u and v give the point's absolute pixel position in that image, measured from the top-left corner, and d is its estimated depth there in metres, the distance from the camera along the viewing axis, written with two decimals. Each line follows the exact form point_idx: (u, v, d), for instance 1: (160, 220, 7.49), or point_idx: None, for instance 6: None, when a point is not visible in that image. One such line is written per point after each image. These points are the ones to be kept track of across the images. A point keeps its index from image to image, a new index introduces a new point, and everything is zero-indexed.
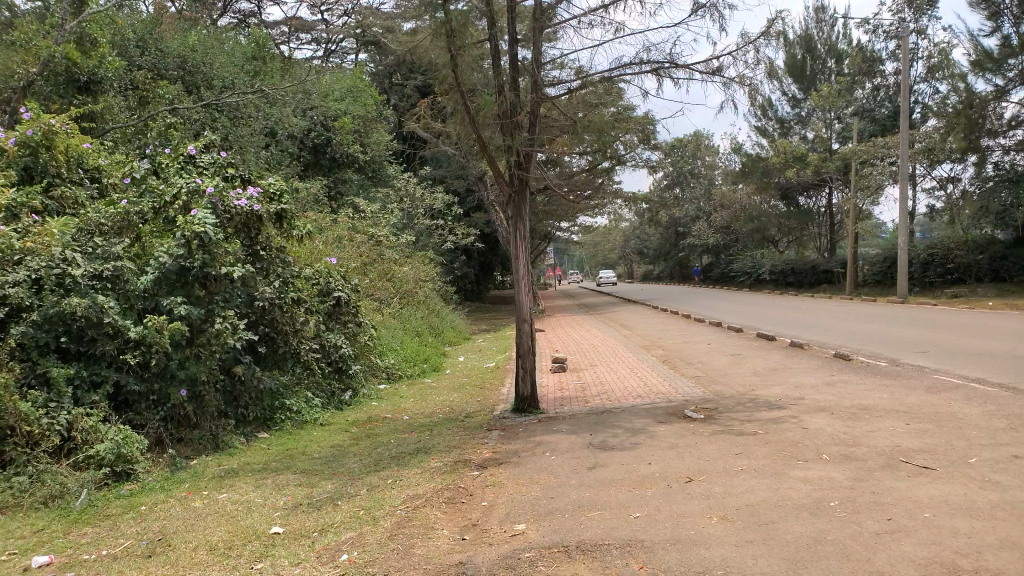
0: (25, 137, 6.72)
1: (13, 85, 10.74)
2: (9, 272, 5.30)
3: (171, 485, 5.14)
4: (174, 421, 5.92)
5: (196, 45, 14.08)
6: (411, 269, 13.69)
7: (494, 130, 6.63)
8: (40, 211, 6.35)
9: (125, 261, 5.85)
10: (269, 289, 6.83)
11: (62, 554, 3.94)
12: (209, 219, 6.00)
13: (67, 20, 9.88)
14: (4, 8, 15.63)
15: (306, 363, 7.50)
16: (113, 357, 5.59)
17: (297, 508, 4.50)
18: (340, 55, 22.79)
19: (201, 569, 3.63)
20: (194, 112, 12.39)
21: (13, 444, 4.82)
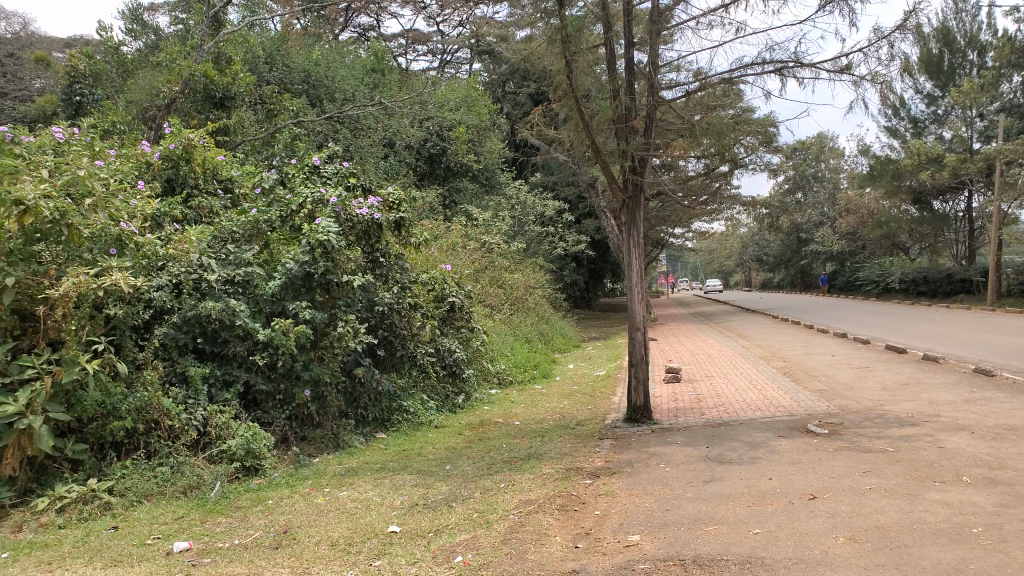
0: (168, 151, 7.17)
1: (158, 103, 11.62)
2: (154, 277, 5.74)
3: (295, 481, 5.36)
4: (298, 421, 6.21)
5: (320, 60, 14.74)
6: (522, 277, 13.81)
7: (608, 135, 6.64)
8: (180, 220, 6.85)
9: (255, 266, 6.20)
10: (388, 295, 7.04)
11: (199, 541, 4.20)
12: (333, 227, 6.25)
13: (206, 39, 10.59)
14: (151, 32, 16.93)
15: (422, 367, 7.70)
16: (243, 357, 5.93)
17: (413, 508, 4.61)
18: (455, 65, 23.30)
19: (324, 563, 3.77)
20: (318, 125, 12.99)
21: (157, 437, 5.22)
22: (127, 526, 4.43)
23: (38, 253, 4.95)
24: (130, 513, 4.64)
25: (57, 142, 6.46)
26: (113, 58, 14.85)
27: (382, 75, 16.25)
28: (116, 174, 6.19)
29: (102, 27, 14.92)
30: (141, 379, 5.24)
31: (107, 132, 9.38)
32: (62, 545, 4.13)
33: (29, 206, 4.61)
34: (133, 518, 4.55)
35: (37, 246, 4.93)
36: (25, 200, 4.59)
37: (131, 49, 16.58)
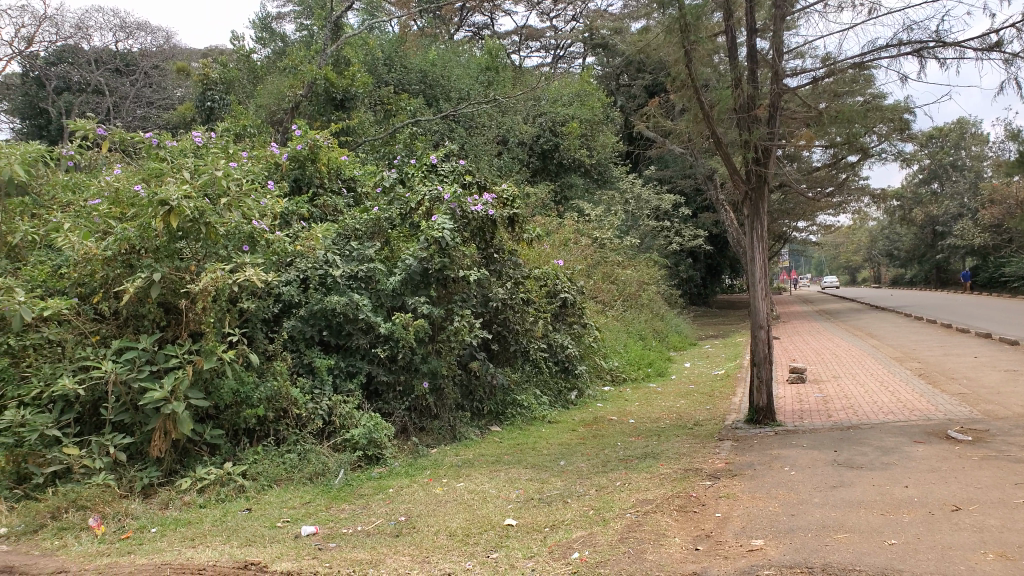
0: (295, 152, 7.49)
1: (285, 106, 12.20)
2: (283, 272, 6.06)
3: (414, 471, 5.49)
4: (417, 412, 6.38)
5: (435, 60, 15.02)
6: (635, 273, 13.63)
7: (729, 125, 6.44)
8: (307, 218, 7.16)
9: (376, 263, 6.44)
10: (502, 290, 7.07)
11: (325, 526, 4.37)
12: (448, 223, 6.34)
13: (330, 44, 11.00)
14: (278, 39, 17.77)
15: (534, 362, 7.71)
16: (366, 350, 6.15)
17: (528, 502, 4.63)
18: (568, 60, 23.23)
19: (443, 553, 3.85)
20: (435, 124, 13.25)
21: (286, 425, 5.52)
22: (260, 508, 4.67)
23: (180, 250, 5.29)
24: (261, 496, 4.89)
25: (197, 145, 6.91)
26: (245, 65, 15.72)
27: (496, 73, 16.39)
28: (249, 174, 6.53)
29: (236, 37, 15.83)
30: (271, 369, 5.53)
31: (239, 136, 9.96)
32: (203, 523, 4.41)
33: (173, 206, 4.96)
34: (265, 501, 4.79)
35: (179, 243, 5.27)
36: (169, 200, 4.95)
37: (261, 55, 17.46)
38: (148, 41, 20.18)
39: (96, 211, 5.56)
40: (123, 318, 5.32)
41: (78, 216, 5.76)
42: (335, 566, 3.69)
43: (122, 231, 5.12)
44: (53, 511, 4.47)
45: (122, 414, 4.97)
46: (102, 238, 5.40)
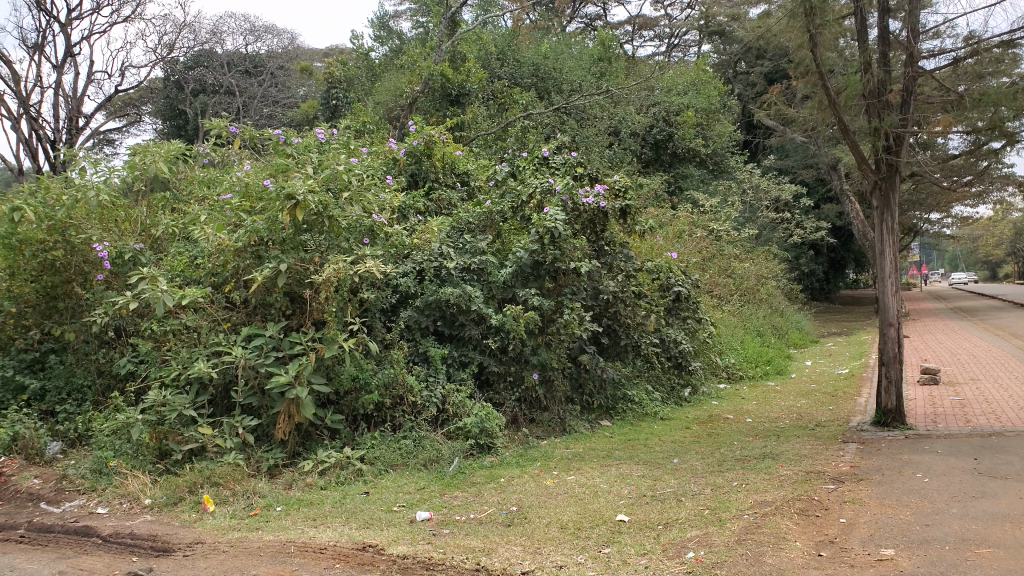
0: (412, 147, 7.71)
1: (403, 102, 12.55)
2: (400, 263, 6.26)
3: (526, 462, 5.52)
4: (528, 403, 6.41)
5: (548, 53, 15.03)
6: (753, 266, 13.17)
7: (857, 111, 6.12)
8: (423, 211, 7.34)
9: (489, 255, 6.52)
10: (613, 283, 6.98)
11: (439, 512, 4.47)
12: (560, 215, 6.29)
13: (446, 40, 11.20)
14: (396, 37, 18.25)
15: (646, 357, 7.55)
16: (478, 340, 6.25)
17: (641, 499, 4.57)
18: (683, 48, 22.69)
19: (554, 545, 3.86)
20: (547, 117, 13.26)
21: (402, 412, 5.69)
22: (376, 492, 4.83)
23: (304, 242, 5.53)
24: (379, 480, 5.05)
25: (320, 142, 7.15)
26: (363, 63, 16.23)
27: (609, 63, 16.22)
28: (369, 170, 6.76)
29: (355, 36, 16.39)
30: (388, 357, 5.73)
31: (359, 132, 10.31)
32: (324, 504, 4.60)
33: (299, 200, 5.19)
34: (382, 485, 4.95)
35: (304, 236, 5.51)
36: (295, 194, 5.19)
37: (380, 53, 17.99)
38: (274, 43, 21.12)
39: (229, 205, 5.89)
40: (251, 306, 5.64)
41: (213, 209, 6.12)
42: (448, 552, 3.76)
43: (252, 224, 5.43)
44: (191, 485, 4.81)
45: (250, 397, 5.27)
46: (234, 230, 5.72)
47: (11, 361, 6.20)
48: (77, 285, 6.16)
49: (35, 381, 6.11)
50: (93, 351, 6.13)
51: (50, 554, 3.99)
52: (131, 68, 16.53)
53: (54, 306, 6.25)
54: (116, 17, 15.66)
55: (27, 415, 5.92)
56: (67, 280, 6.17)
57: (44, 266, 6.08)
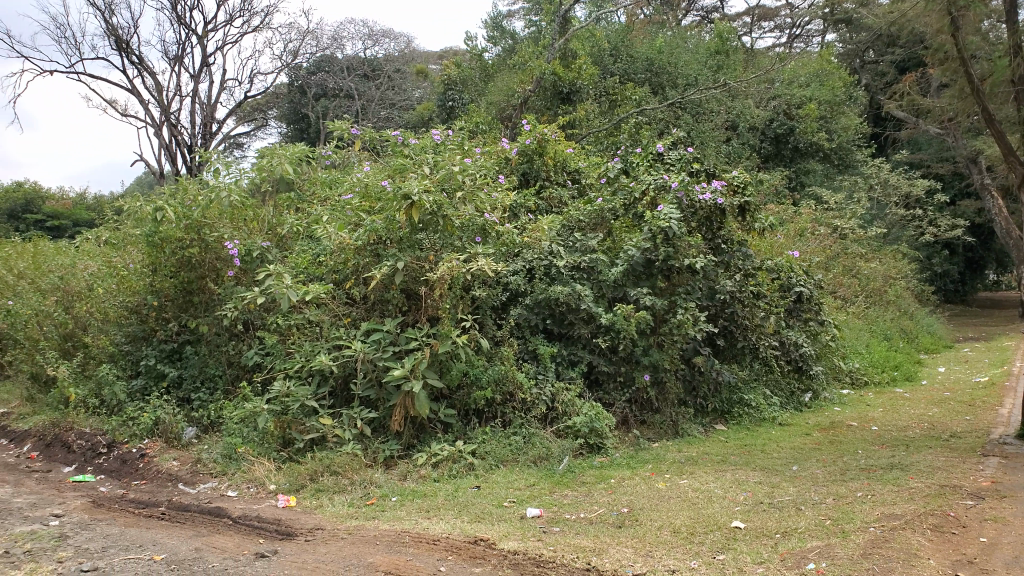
0: (524, 147, 7.78)
1: (515, 101, 12.64)
2: (511, 262, 6.33)
3: (637, 463, 5.44)
4: (638, 404, 6.32)
5: (662, 47, 14.76)
6: (881, 266, 12.45)
7: (1004, 99, 5.69)
8: (534, 210, 7.37)
9: (600, 254, 6.50)
10: (730, 282, 6.76)
11: (549, 509, 4.48)
12: (674, 213, 6.17)
13: (559, 38, 11.21)
14: (509, 37, 18.42)
15: (764, 359, 7.27)
16: (588, 339, 6.23)
17: (757, 506, 4.41)
18: (805, 38, 21.75)
19: (666, 548, 3.78)
20: (660, 113, 13.03)
21: (512, 409, 5.74)
22: (487, 487, 4.89)
23: (420, 241, 5.67)
24: (490, 475, 5.11)
25: (436, 143, 7.31)
26: (477, 63, 16.43)
27: (726, 56, 15.75)
28: (483, 169, 6.85)
29: (469, 37, 16.64)
30: (499, 355, 5.81)
31: (473, 132, 10.47)
32: (437, 496, 4.70)
33: (414, 200, 5.33)
34: (493, 480, 5.01)
35: (420, 235, 5.66)
36: (411, 194, 5.33)
37: (493, 53, 18.21)
38: (392, 46, 21.68)
39: (350, 205, 6.12)
40: (370, 302, 5.85)
41: (334, 209, 6.38)
42: (558, 550, 3.76)
43: (371, 224, 5.64)
44: (312, 473, 5.03)
45: (368, 389, 5.47)
46: (354, 230, 5.95)
47: (153, 351, 6.72)
48: (210, 280, 6.57)
49: (174, 370, 6.59)
50: (224, 343, 6.50)
51: (187, 531, 4.27)
52: (259, 75, 17.48)
53: (190, 301, 6.72)
54: (247, 27, 16.60)
55: (166, 402, 6.37)
56: (202, 276, 6.58)
57: (182, 263, 6.54)
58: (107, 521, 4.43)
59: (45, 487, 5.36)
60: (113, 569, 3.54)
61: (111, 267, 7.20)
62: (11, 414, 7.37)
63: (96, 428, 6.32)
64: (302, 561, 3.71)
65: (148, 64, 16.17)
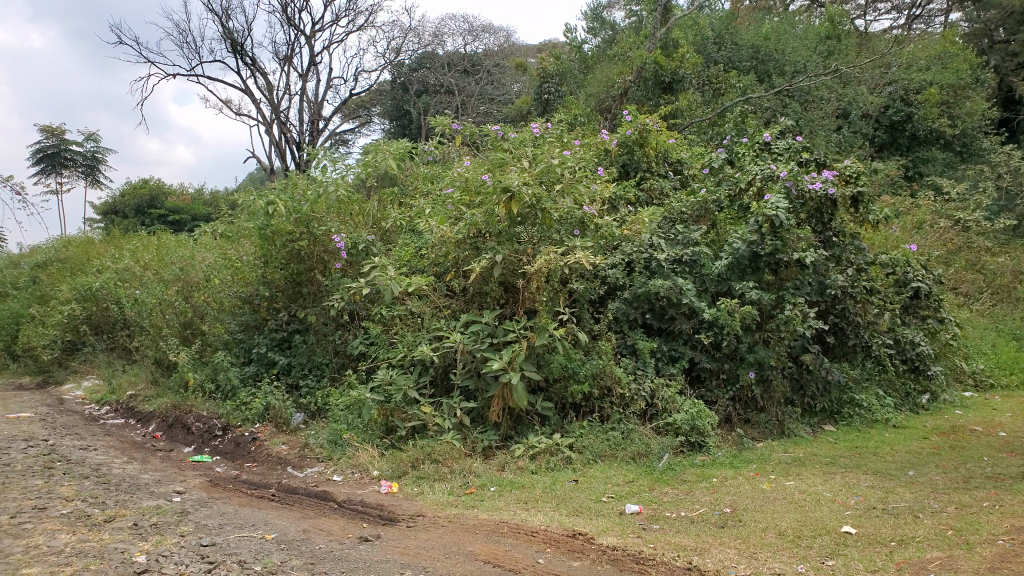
0: (624, 138, 7.70)
1: (615, 92, 12.51)
2: (610, 255, 6.28)
3: (740, 463, 5.28)
4: (742, 402, 6.13)
5: (769, 34, 14.28)
6: (1009, 260, 11.59)
7: None
8: (634, 202, 7.27)
9: (702, 247, 6.36)
10: (841, 277, 6.46)
11: (649, 507, 4.41)
12: (781, 203, 5.95)
13: (661, 27, 11.02)
14: (609, 28, 18.26)
15: (878, 359, 6.91)
16: (690, 335, 6.10)
17: (870, 511, 4.20)
18: (926, 19, 20.52)
19: (772, 551, 3.66)
20: (767, 101, 12.61)
21: (610, 403, 5.68)
22: (586, 481, 4.86)
23: (519, 234, 5.70)
24: (587, 470, 5.07)
25: (535, 136, 7.32)
26: (577, 55, 16.38)
27: (838, 40, 15.06)
28: (582, 162, 6.82)
29: (569, 30, 16.60)
30: (597, 348, 5.78)
31: (573, 125, 10.44)
32: (535, 488, 4.71)
33: (514, 192, 5.34)
34: (591, 475, 4.98)
35: (519, 228, 5.68)
36: (511, 187, 5.35)
37: (592, 45, 18.07)
38: (492, 41, 21.84)
39: (451, 198, 6.21)
40: (469, 294, 5.92)
41: (436, 203, 6.50)
42: (659, 548, 3.70)
43: (471, 217, 5.71)
44: (413, 460, 5.14)
45: (467, 380, 5.55)
46: (455, 223, 6.04)
47: (265, 339, 7.03)
48: (318, 272, 6.80)
49: (284, 358, 6.86)
50: (331, 333, 6.72)
51: (296, 512, 4.44)
52: (364, 73, 17.98)
53: (299, 291, 6.99)
54: (352, 26, 17.11)
55: (277, 388, 6.65)
56: (310, 268, 6.83)
57: (292, 255, 6.80)
58: (223, 500, 4.67)
59: (169, 465, 5.71)
60: (229, 545, 3.72)
61: (227, 259, 7.58)
62: (137, 396, 7.88)
63: (213, 411, 6.67)
64: (405, 546, 3.79)
65: (260, 65, 16.92)
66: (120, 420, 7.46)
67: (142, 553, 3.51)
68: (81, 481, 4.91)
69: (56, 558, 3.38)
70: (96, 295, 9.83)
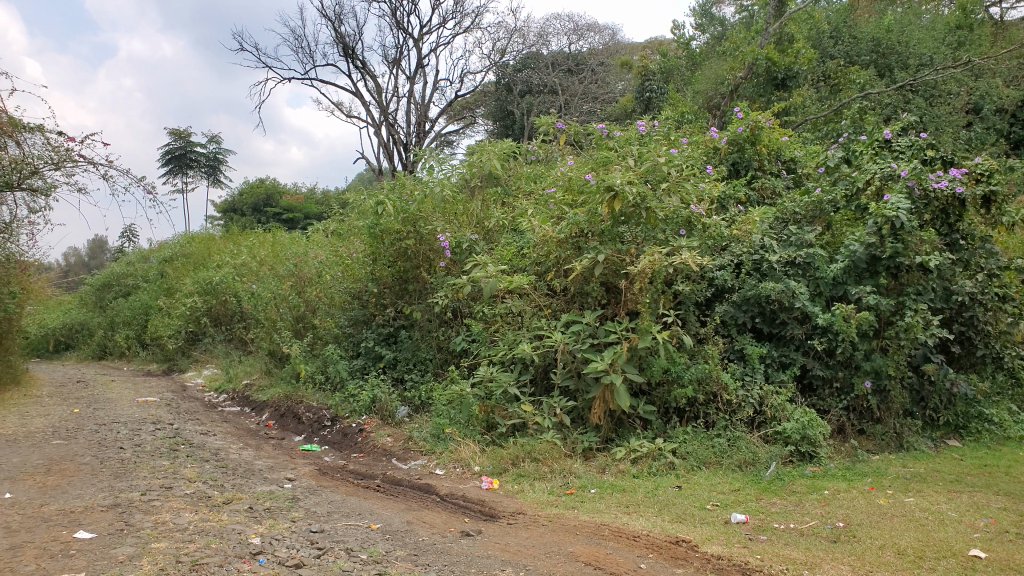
0: (735, 135, 7.46)
1: (725, 90, 12.21)
2: (718, 257, 6.13)
3: (854, 476, 5.02)
4: (857, 412, 5.83)
5: (892, 26, 13.57)
6: None
7: None
8: (744, 201, 7.05)
9: (818, 248, 6.05)
10: (970, 283, 6.03)
11: (755, 517, 4.26)
12: (903, 204, 5.65)
13: (774, 22, 10.67)
14: (718, 24, 17.82)
15: (1010, 370, 6.41)
16: (802, 341, 5.86)
17: (1001, 535, 3.91)
18: None
19: (889, 570, 3.45)
20: (889, 97, 11.99)
21: (716, 409, 5.54)
22: (689, 487, 4.74)
23: (622, 234, 5.62)
24: (691, 476, 4.95)
25: (642, 134, 7.23)
26: (685, 53, 16.12)
27: (969, 31, 14.14)
28: (689, 160, 6.66)
29: (676, 26, 16.30)
30: (703, 352, 5.65)
31: (680, 123, 10.24)
32: (637, 493, 4.63)
33: (617, 191, 5.27)
34: (694, 481, 4.85)
35: (622, 228, 5.60)
36: (614, 185, 5.29)
37: (700, 41, 17.68)
38: (597, 40, 21.73)
39: (554, 198, 6.21)
40: (571, 294, 5.88)
41: (538, 203, 6.50)
42: (766, 560, 3.57)
43: (574, 217, 5.69)
44: (513, 458, 5.17)
45: (568, 380, 5.54)
46: (558, 223, 6.03)
47: (372, 334, 7.26)
48: (423, 270, 6.95)
49: (389, 352, 7.04)
50: (435, 329, 6.85)
51: (400, 503, 4.54)
52: (469, 74, 18.24)
53: (405, 288, 7.16)
54: (458, 28, 17.39)
55: (383, 381, 6.82)
56: (416, 266, 6.99)
57: (399, 253, 6.96)
58: (332, 488, 4.84)
59: (281, 452, 5.97)
60: (337, 532, 3.84)
61: (337, 256, 7.86)
62: (252, 385, 8.27)
63: (322, 402, 6.94)
64: (505, 543, 3.80)
65: (370, 68, 17.43)
66: (236, 408, 7.86)
67: (257, 535, 3.67)
68: (203, 464, 5.19)
69: (180, 535, 3.58)
70: (216, 289, 10.40)
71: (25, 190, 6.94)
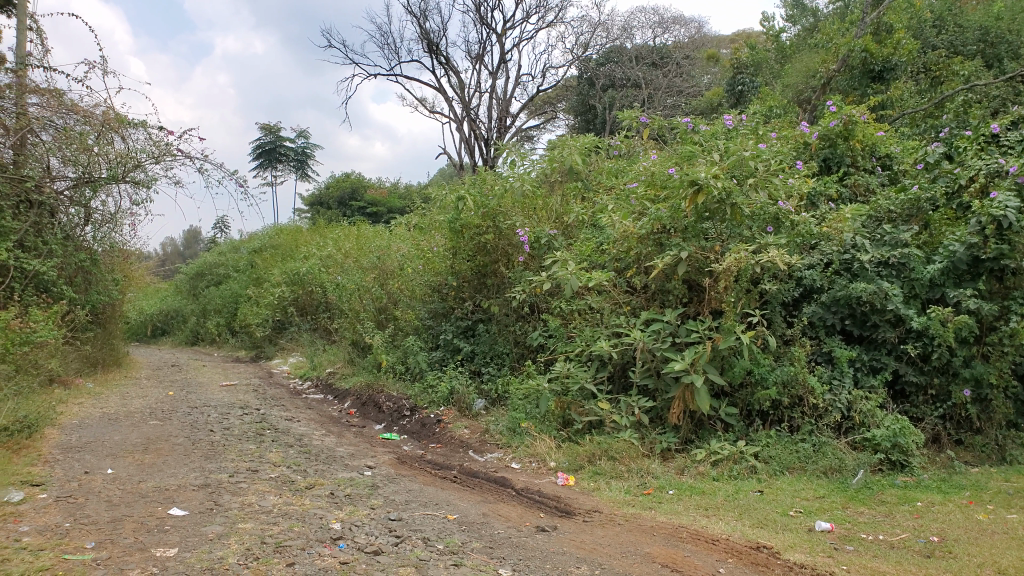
0: (827, 130, 7.19)
1: (817, 83, 11.77)
2: (807, 255, 5.98)
3: (950, 489, 4.76)
4: (954, 421, 5.54)
5: (1002, 13, 12.78)
6: None
7: None
8: (835, 199, 6.78)
9: (914, 248, 5.74)
10: None
11: (842, 526, 4.10)
12: (1012, 202, 5.24)
13: (872, 12, 10.22)
14: (810, 15, 17.25)
15: None
16: (895, 345, 5.59)
17: None
18: None
19: None
20: (997, 89, 11.33)
21: (801, 413, 5.35)
22: (771, 493, 4.60)
23: (706, 230, 5.48)
24: (774, 481, 4.79)
25: (728, 129, 7.03)
26: (775, 46, 15.71)
27: None
28: (777, 156, 6.46)
29: (766, 18, 15.82)
30: (789, 354, 5.47)
31: (769, 117, 9.93)
32: (716, 496, 4.52)
33: (702, 185, 5.13)
34: (777, 486, 4.70)
35: (706, 224, 5.46)
36: (698, 180, 5.14)
37: (791, 34, 17.14)
38: (682, 32, 21.32)
39: (636, 193, 6.08)
40: (651, 291, 5.78)
41: (620, 198, 6.42)
42: (853, 571, 3.42)
43: (656, 212, 5.58)
44: (590, 455, 5.13)
45: (647, 378, 5.46)
46: (639, 219, 5.93)
47: (452, 326, 7.34)
48: (502, 265, 6.98)
49: (468, 346, 7.10)
50: (512, 323, 6.85)
51: (477, 496, 4.56)
52: (551, 69, 18.20)
53: (484, 282, 7.21)
54: (542, 23, 17.33)
55: (461, 373, 6.88)
56: (495, 261, 7.03)
57: (479, 248, 7.01)
58: (410, 477, 4.91)
59: (361, 439, 6.10)
60: (414, 521, 3.89)
61: (418, 248, 7.97)
62: (335, 373, 8.50)
63: (402, 392, 7.08)
64: (581, 540, 3.78)
65: (453, 64, 17.58)
66: (320, 395, 8.09)
67: (338, 521, 3.76)
68: (286, 449, 5.35)
69: (265, 517, 3.70)
70: (303, 280, 10.72)
71: (129, 182, 7.28)
